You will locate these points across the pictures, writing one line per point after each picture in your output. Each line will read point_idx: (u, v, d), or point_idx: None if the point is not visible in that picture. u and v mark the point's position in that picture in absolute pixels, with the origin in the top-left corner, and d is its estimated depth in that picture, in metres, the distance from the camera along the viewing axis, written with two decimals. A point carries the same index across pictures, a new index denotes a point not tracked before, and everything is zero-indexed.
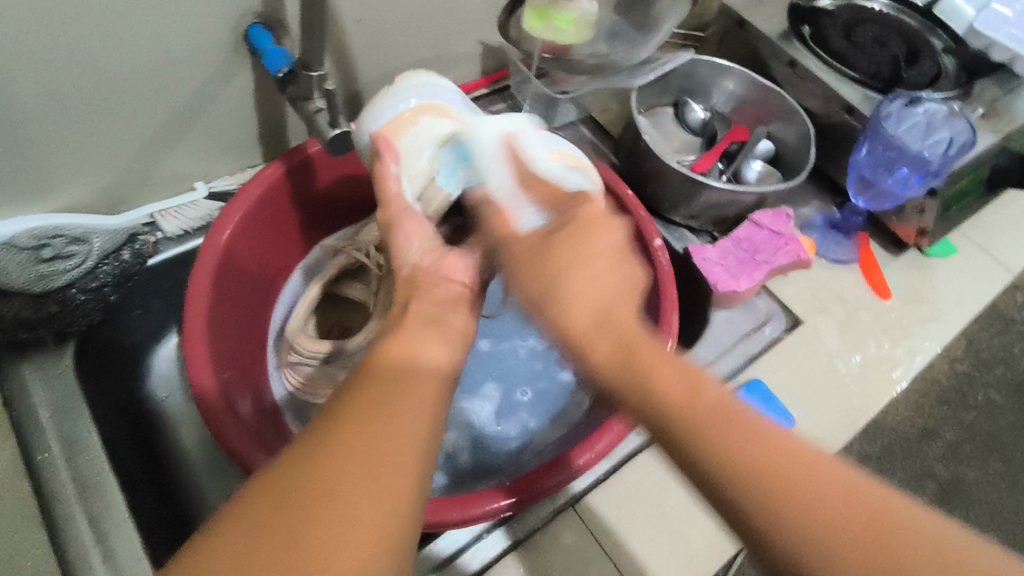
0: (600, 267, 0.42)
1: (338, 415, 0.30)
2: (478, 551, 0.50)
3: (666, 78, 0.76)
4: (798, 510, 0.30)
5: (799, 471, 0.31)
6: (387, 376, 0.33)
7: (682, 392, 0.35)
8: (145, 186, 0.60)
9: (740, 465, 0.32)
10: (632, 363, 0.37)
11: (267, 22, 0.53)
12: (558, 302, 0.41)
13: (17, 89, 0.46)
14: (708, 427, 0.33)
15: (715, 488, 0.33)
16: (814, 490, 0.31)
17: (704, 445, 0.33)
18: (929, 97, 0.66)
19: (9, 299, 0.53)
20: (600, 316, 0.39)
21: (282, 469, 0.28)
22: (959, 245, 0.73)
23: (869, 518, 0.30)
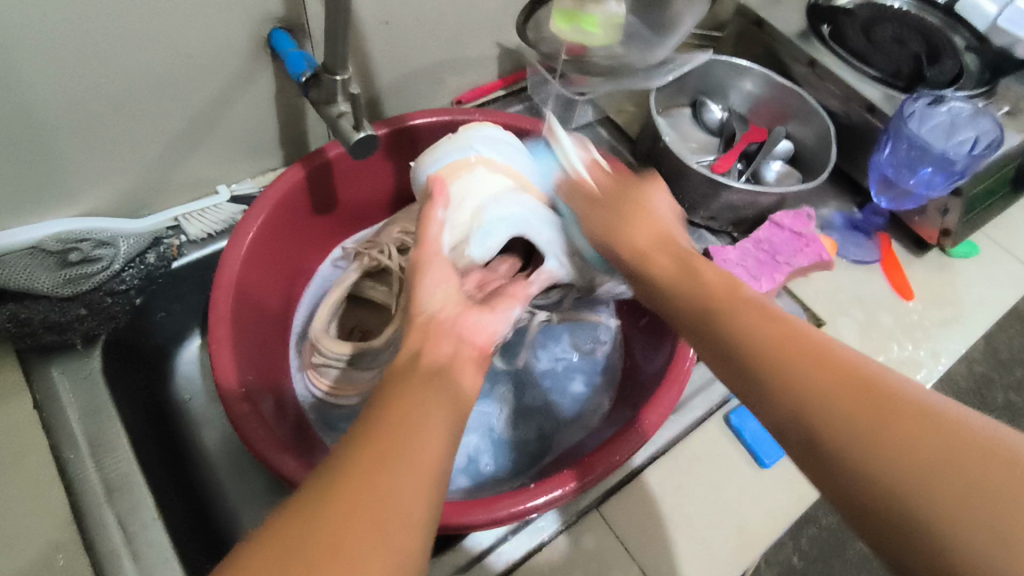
0: (657, 222, 0.48)
1: (332, 469, 0.30)
2: (501, 552, 0.50)
3: (683, 78, 0.76)
4: (860, 417, 0.31)
5: (822, 356, 0.34)
6: (387, 420, 0.32)
7: (723, 287, 0.41)
8: (168, 190, 0.60)
9: (757, 338, 0.37)
10: (689, 270, 0.43)
11: (289, 25, 0.53)
12: (619, 239, 0.48)
13: (43, 94, 0.47)
14: (722, 304, 0.40)
15: (733, 355, 0.37)
16: (831, 365, 0.34)
17: (727, 322, 0.38)
18: (953, 96, 0.65)
19: (36, 302, 0.52)
20: (657, 237, 0.47)
21: (281, 519, 0.28)
22: (981, 245, 0.73)
23: (914, 417, 0.31)
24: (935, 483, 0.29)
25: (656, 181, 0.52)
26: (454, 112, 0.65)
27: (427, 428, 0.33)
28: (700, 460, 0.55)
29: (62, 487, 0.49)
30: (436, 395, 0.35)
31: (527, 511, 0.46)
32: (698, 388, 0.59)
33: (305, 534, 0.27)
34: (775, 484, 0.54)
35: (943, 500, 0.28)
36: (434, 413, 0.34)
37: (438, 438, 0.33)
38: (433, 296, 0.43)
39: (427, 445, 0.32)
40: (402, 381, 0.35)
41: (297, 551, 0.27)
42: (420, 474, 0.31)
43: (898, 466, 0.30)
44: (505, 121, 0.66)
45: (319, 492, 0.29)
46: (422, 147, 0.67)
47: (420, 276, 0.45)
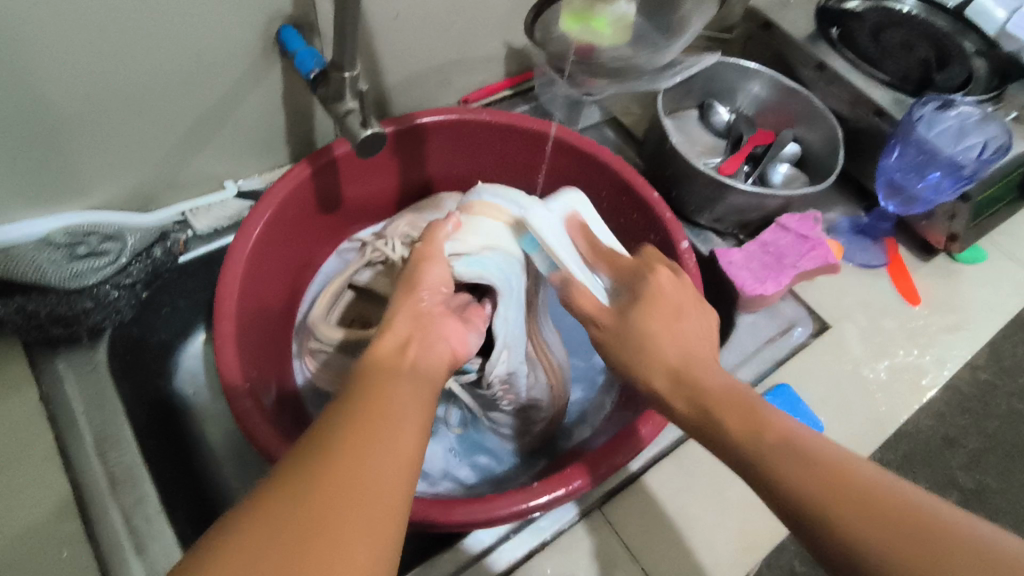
0: (620, 279, 0.49)
1: (309, 442, 0.30)
2: (505, 551, 0.49)
3: (691, 81, 0.76)
4: (765, 460, 0.36)
5: (854, 483, 0.33)
6: (359, 397, 0.33)
7: (749, 436, 0.38)
8: (176, 185, 0.60)
9: (800, 481, 0.34)
10: (707, 411, 0.40)
11: (298, 23, 0.53)
12: (591, 325, 0.48)
13: (54, 89, 0.47)
14: (753, 463, 0.37)
15: (768, 481, 0.36)
16: (865, 498, 0.33)
17: (767, 468, 0.36)
18: (963, 100, 0.64)
19: (43, 296, 0.51)
20: (678, 369, 0.42)
21: (264, 498, 0.27)
22: (988, 252, 0.72)
23: (800, 452, 0.36)
24: (830, 501, 0.33)
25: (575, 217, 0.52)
26: (461, 112, 0.65)
27: (390, 395, 0.34)
28: (703, 462, 0.54)
29: (66, 481, 0.49)
30: (381, 359, 0.37)
31: (529, 511, 0.46)
32: None
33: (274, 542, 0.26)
34: None
35: (831, 512, 0.33)
36: (396, 381, 0.35)
37: (399, 392, 0.34)
38: (433, 287, 0.45)
39: (385, 401, 0.33)
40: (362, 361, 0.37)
41: (284, 535, 0.26)
42: (389, 436, 0.31)
43: (804, 484, 0.34)
44: (511, 122, 0.66)
45: (302, 466, 0.29)
46: (427, 146, 0.67)
47: (421, 267, 0.47)
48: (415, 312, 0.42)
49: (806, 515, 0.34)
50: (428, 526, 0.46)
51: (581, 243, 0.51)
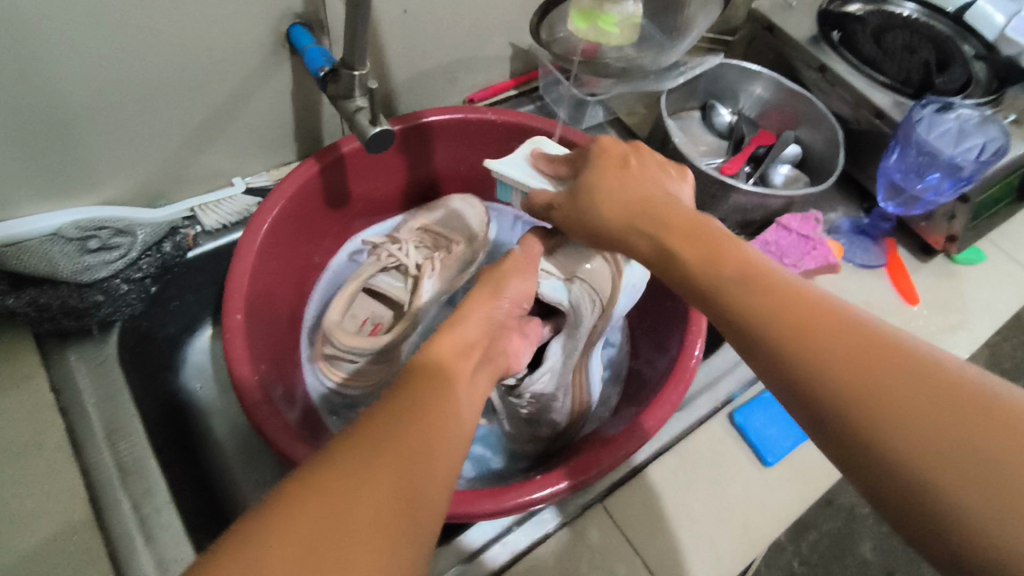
0: (628, 174, 0.46)
1: (332, 472, 0.28)
2: (507, 543, 0.50)
3: (694, 82, 0.77)
4: (799, 331, 0.32)
5: (847, 330, 0.31)
6: (392, 426, 0.31)
7: (738, 281, 0.35)
8: (185, 181, 0.61)
9: (792, 330, 0.32)
10: (700, 260, 0.37)
11: (308, 22, 0.54)
12: (592, 216, 0.45)
13: (69, 84, 0.48)
14: (739, 296, 0.35)
15: (751, 327, 0.33)
16: (856, 344, 0.30)
17: (753, 310, 0.34)
18: (962, 103, 0.64)
19: (55, 288, 0.52)
20: (662, 238, 0.40)
21: (274, 529, 0.26)
22: (987, 253, 0.73)
23: (841, 329, 0.31)
24: (864, 387, 0.29)
25: (605, 140, 0.49)
26: (467, 110, 0.66)
27: (429, 431, 0.31)
28: (704, 458, 0.55)
29: (77, 470, 0.50)
30: (441, 387, 0.35)
31: (532, 503, 0.47)
32: (702, 387, 0.60)
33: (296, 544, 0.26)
34: (779, 483, 0.54)
35: (864, 401, 0.29)
36: (441, 413, 0.33)
37: (441, 426, 0.32)
38: (514, 299, 0.48)
39: (418, 438, 0.31)
40: (410, 378, 0.35)
41: (307, 534, 0.26)
42: (419, 484, 0.29)
43: (792, 337, 0.32)
44: (516, 120, 0.67)
45: (324, 501, 0.27)
46: (432, 144, 0.68)
47: (509, 275, 0.49)
48: (469, 338, 0.41)
49: (789, 364, 0.32)
50: None
51: (542, 165, 0.54)
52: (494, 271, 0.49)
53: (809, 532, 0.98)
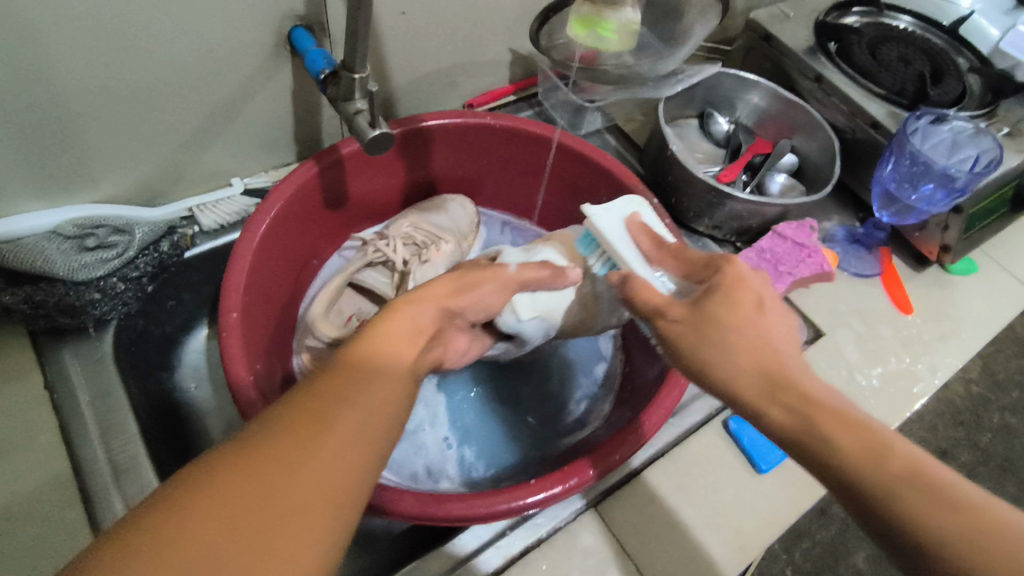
0: (766, 323, 0.38)
1: (250, 454, 0.29)
2: (499, 547, 0.50)
3: (692, 90, 0.77)
4: (971, 545, 0.29)
5: (980, 524, 0.30)
6: (331, 398, 0.32)
7: (868, 458, 0.32)
8: (184, 180, 0.61)
9: (932, 517, 0.30)
10: (813, 424, 0.33)
11: (309, 24, 0.54)
12: (707, 367, 0.38)
13: (69, 83, 0.48)
14: (867, 476, 0.32)
15: (882, 508, 0.31)
16: (988, 538, 0.29)
17: (888, 494, 0.31)
18: (957, 115, 0.65)
19: (51, 285, 0.52)
20: (768, 378, 0.36)
21: (206, 487, 0.28)
22: (980, 263, 0.74)
23: (994, 530, 0.30)
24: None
25: (736, 266, 0.41)
26: (466, 115, 0.66)
27: (372, 405, 0.33)
28: (697, 464, 0.55)
29: (69, 468, 0.50)
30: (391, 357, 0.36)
31: (525, 506, 0.47)
32: (697, 393, 0.60)
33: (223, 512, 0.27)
34: (772, 489, 0.54)
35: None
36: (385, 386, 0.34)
37: (385, 401, 0.34)
38: (478, 305, 0.47)
39: (353, 418, 0.32)
40: (365, 341, 0.36)
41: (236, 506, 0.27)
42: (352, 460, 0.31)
43: (928, 520, 0.30)
44: (515, 126, 0.67)
45: (244, 478, 0.28)
46: (431, 147, 0.68)
47: (480, 280, 0.48)
48: (423, 322, 0.40)
49: (918, 549, 0.30)
50: (426, 521, 0.46)
51: (644, 242, 0.48)
52: (463, 278, 0.47)
53: (802, 540, 0.98)
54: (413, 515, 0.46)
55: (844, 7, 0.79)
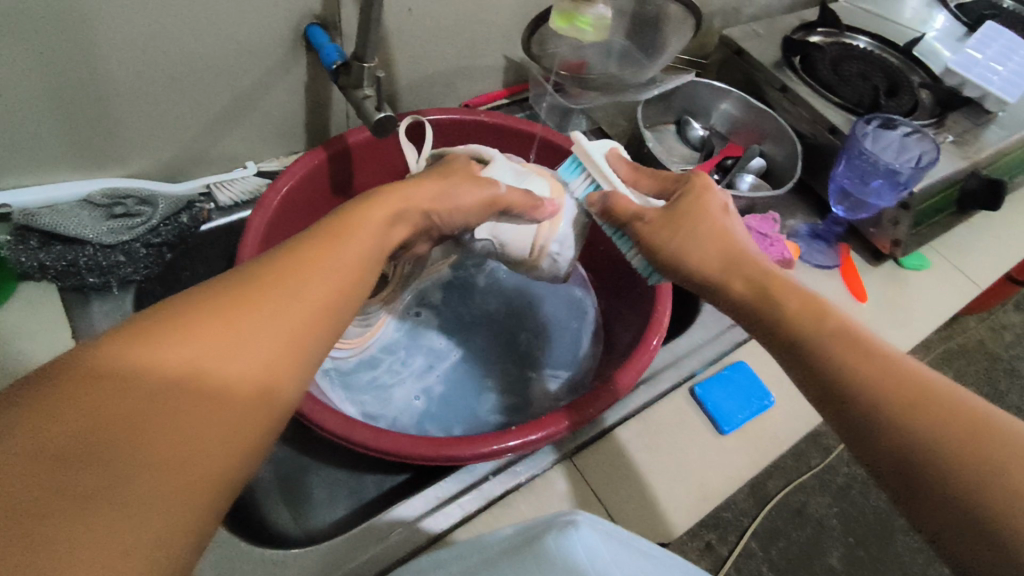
0: (727, 225, 0.46)
1: (141, 352, 0.29)
2: (462, 503, 0.54)
3: (670, 98, 0.85)
4: (868, 377, 0.36)
5: (885, 363, 0.36)
6: (267, 278, 0.34)
7: (800, 309, 0.40)
8: (203, 162, 0.67)
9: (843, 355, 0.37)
10: (763, 286, 0.42)
11: (325, 23, 0.61)
12: (681, 254, 0.45)
13: (112, 66, 0.54)
14: (795, 321, 0.40)
15: (806, 346, 0.39)
16: (888, 370, 0.36)
17: (811, 335, 0.39)
18: (903, 120, 0.73)
19: (83, 247, 0.58)
20: (726, 257, 0.44)
21: (131, 345, 0.29)
22: (931, 260, 0.80)
23: (894, 367, 0.36)
24: (913, 417, 0.34)
25: (702, 176, 0.49)
26: (463, 112, 0.73)
27: (309, 290, 0.35)
28: (665, 425, 0.60)
29: None
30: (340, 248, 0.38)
31: (505, 451, 0.52)
32: (666, 364, 0.65)
33: (104, 410, 0.27)
34: (733, 449, 0.60)
35: (911, 422, 0.34)
36: (324, 275, 0.36)
37: (321, 290, 0.36)
38: (450, 214, 0.50)
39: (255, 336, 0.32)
40: (317, 234, 0.39)
41: (117, 407, 0.27)
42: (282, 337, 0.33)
43: (837, 355, 0.37)
44: (506, 123, 0.74)
45: (133, 375, 0.28)
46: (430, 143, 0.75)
47: (460, 184, 0.51)
48: (369, 236, 0.41)
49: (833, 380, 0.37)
50: (419, 460, 0.52)
51: (622, 170, 0.54)
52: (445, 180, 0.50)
53: (778, 539, 1.01)
54: (402, 454, 0.51)
55: (809, 27, 0.87)
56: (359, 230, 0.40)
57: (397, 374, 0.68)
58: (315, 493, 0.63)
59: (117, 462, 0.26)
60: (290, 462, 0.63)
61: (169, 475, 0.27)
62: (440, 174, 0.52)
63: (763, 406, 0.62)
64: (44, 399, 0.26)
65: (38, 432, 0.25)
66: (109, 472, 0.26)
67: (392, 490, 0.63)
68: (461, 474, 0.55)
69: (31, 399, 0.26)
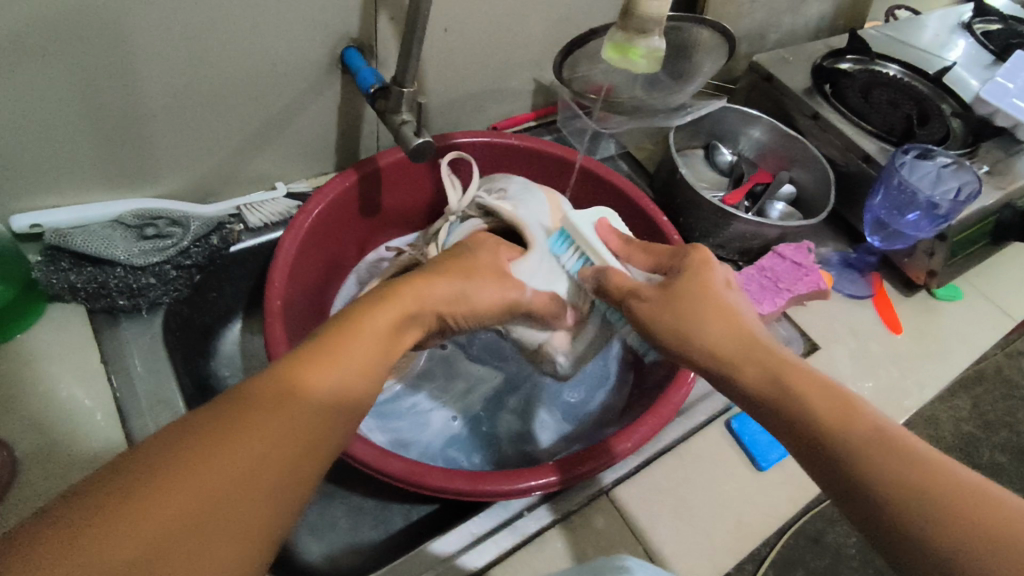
0: (717, 292, 0.45)
1: (172, 457, 0.29)
2: (498, 539, 0.52)
3: (699, 123, 0.84)
4: (876, 466, 0.34)
5: (889, 448, 0.35)
6: (280, 372, 0.34)
7: (783, 380, 0.39)
8: (233, 182, 0.66)
9: (846, 443, 0.36)
10: (750, 351, 0.41)
11: (360, 46, 0.60)
12: (686, 335, 0.44)
13: (148, 87, 0.53)
14: (788, 392, 0.38)
15: (800, 426, 0.37)
16: (897, 458, 0.34)
17: (803, 413, 0.37)
18: (939, 151, 0.72)
19: (114, 268, 0.58)
20: (725, 324, 0.43)
21: (157, 465, 0.29)
22: (964, 291, 0.79)
23: (907, 458, 0.34)
24: (922, 506, 0.33)
25: (700, 249, 0.49)
26: (493, 136, 0.72)
27: (325, 387, 0.35)
28: (701, 459, 0.59)
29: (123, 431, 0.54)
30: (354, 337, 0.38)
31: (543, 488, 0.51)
32: (701, 396, 0.64)
33: (134, 520, 0.27)
34: (771, 486, 0.58)
35: (917, 510, 0.33)
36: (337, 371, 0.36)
37: (338, 387, 0.35)
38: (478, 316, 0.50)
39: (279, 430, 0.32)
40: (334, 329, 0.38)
41: (149, 514, 0.27)
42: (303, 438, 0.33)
43: (837, 441, 0.36)
44: (537, 146, 0.73)
45: (164, 480, 0.28)
46: (460, 165, 0.74)
47: (482, 284, 0.50)
48: (387, 328, 0.40)
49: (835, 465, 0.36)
50: (457, 495, 0.50)
51: (615, 241, 0.56)
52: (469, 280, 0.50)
53: None
54: (437, 487, 0.50)
55: (838, 54, 0.86)
56: (375, 321, 0.39)
57: (434, 398, 0.68)
58: (340, 523, 0.61)
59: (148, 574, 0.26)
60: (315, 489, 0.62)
61: None
62: (462, 267, 0.51)
63: None
64: (76, 518, 0.26)
65: (76, 547, 0.25)
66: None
67: (420, 521, 0.62)
68: (497, 508, 0.54)
69: (47, 528, 0.26)
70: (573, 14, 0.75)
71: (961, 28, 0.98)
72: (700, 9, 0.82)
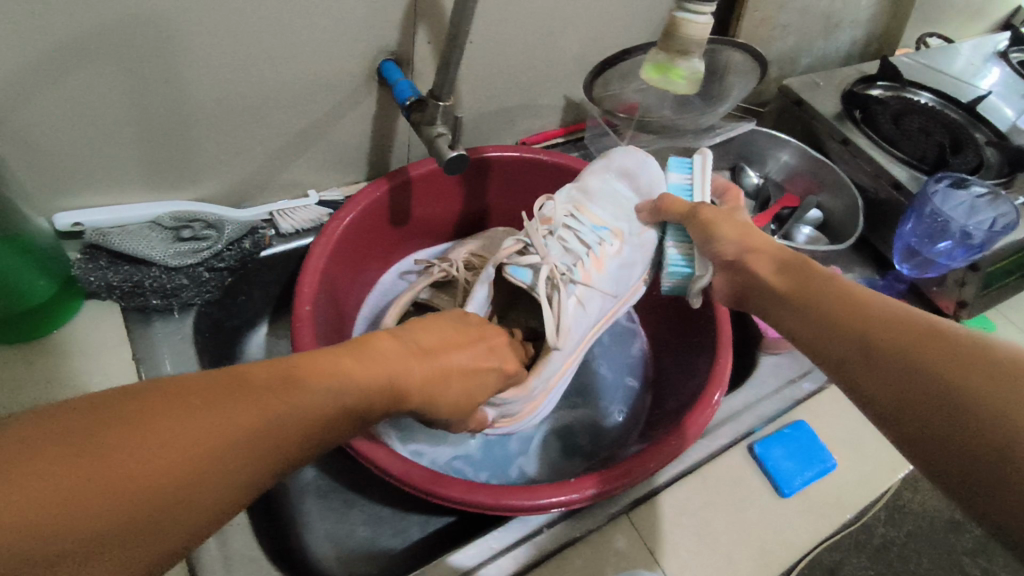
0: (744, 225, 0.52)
1: (170, 396, 0.31)
2: (516, 556, 0.52)
3: (727, 144, 0.84)
4: (903, 346, 0.37)
5: (909, 326, 0.38)
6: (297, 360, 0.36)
7: (804, 286, 0.45)
8: (269, 188, 0.68)
9: (865, 325, 0.39)
10: (794, 266, 0.47)
11: (398, 58, 0.61)
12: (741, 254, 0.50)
13: (195, 92, 0.55)
14: (820, 294, 0.43)
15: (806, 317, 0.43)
16: (912, 336, 0.37)
17: (812, 307, 0.43)
18: (975, 180, 0.70)
19: (150, 268, 0.59)
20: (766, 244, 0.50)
21: (104, 424, 0.29)
22: (996, 323, 0.77)
23: (929, 335, 0.37)
24: (944, 366, 0.34)
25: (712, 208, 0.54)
26: (522, 150, 0.73)
27: (303, 401, 0.34)
28: (726, 482, 0.58)
29: None
30: (352, 366, 0.38)
31: (561, 505, 0.50)
32: (723, 419, 0.63)
33: (109, 441, 0.28)
34: (796, 514, 0.57)
35: (937, 370, 0.34)
36: (318, 390, 0.35)
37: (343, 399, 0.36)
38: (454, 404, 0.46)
39: (271, 417, 0.33)
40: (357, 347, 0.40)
41: (126, 440, 0.29)
42: (258, 450, 0.32)
43: (846, 330, 0.40)
44: (566, 163, 0.73)
45: (153, 414, 0.30)
46: (490, 178, 0.75)
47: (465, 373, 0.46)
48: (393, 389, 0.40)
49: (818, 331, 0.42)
50: (476, 508, 0.50)
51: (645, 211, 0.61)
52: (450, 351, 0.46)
53: None
54: (458, 500, 0.50)
55: (870, 80, 0.86)
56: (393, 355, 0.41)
57: None
58: (358, 530, 0.61)
59: (98, 495, 0.27)
60: (333, 494, 0.63)
61: (118, 528, 0.27)
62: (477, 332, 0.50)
63: (826, 468, 0.60)
64: (65, 428, 0.28)
65: (55, 452, 0.27)
66: (90, 501, 0.27)
67: (436, 533, 0.62)
68: (516, 523, 0.54)
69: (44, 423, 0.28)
70: (607, 34, 0.75)
71: (997, 57, 0.97)
72: (733, 32, 0.82)
